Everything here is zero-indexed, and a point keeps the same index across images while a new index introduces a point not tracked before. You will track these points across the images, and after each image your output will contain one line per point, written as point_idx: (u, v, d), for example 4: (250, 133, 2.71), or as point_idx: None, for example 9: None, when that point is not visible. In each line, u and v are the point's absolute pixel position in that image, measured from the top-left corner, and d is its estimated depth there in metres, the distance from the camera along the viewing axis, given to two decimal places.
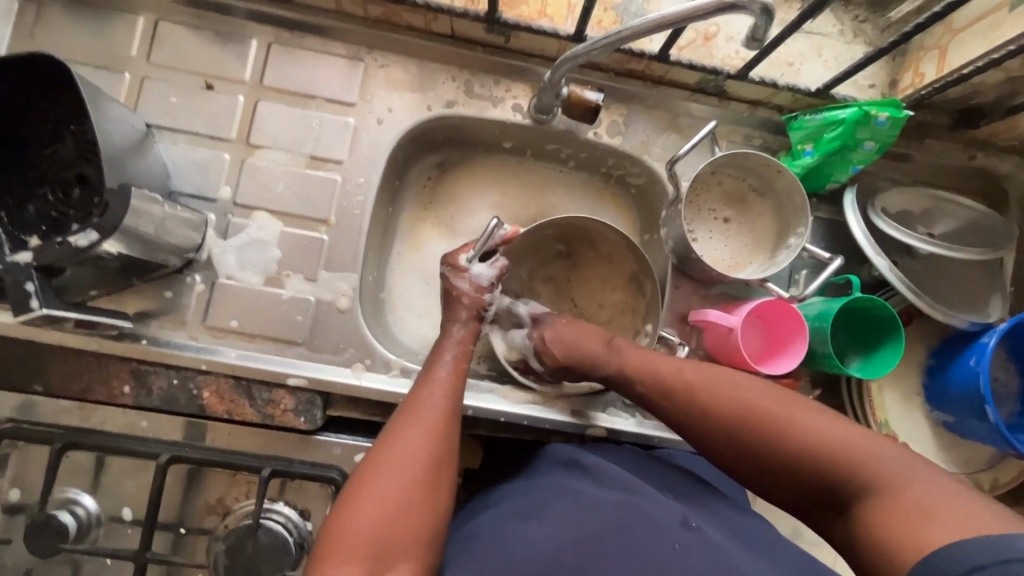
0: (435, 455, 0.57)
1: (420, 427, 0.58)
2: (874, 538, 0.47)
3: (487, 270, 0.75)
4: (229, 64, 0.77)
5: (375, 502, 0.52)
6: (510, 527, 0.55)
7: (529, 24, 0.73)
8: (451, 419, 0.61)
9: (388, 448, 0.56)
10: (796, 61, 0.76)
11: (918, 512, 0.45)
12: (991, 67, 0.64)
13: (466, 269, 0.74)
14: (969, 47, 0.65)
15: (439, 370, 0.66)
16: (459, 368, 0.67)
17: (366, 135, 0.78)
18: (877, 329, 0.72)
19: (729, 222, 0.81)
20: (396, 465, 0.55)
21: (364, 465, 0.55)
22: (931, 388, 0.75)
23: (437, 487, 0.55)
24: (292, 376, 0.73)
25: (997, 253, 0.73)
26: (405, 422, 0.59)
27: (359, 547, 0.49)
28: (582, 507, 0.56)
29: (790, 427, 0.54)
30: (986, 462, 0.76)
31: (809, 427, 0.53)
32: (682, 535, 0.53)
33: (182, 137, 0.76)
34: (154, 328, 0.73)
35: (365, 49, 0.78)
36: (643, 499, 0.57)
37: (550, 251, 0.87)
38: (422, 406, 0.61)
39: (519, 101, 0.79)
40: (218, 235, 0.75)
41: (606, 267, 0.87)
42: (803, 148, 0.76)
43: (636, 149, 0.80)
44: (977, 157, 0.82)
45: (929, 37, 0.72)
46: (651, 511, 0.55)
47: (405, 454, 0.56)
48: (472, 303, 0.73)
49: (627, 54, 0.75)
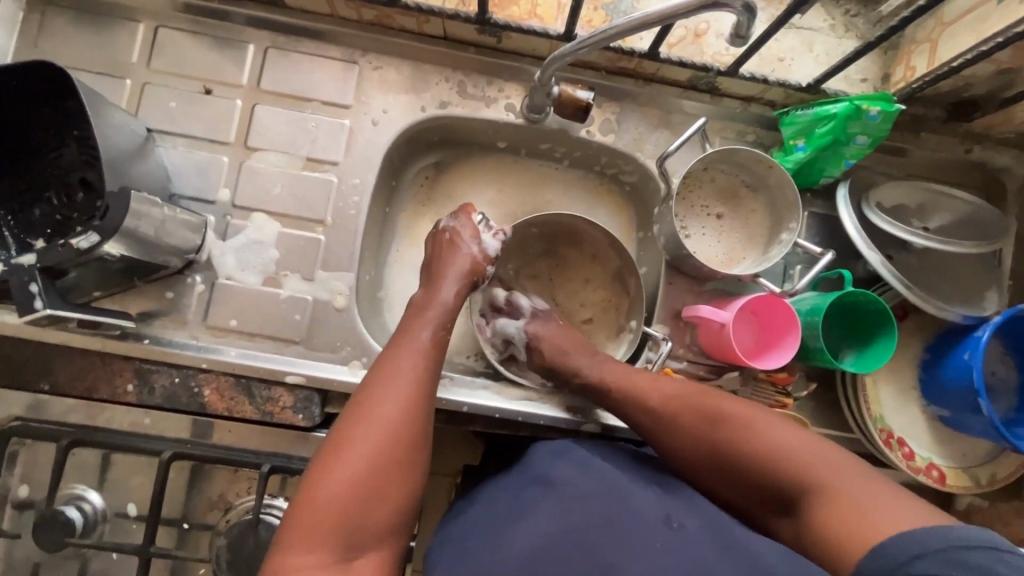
0: (410, 429, 0.58)
1: (396, 400, 0.58)
2: (824, 536, 0.49)
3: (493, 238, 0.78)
4: (226, 69, 0.78)
5: (345, 478, 0.53)
6: (498, 527, 0.57)
7: (519, 24, 0.74)
8: (427, 391, 0.61)
9: (363, 421, 0.57)
10: (788, 56, 0.76)
11: (861, 513, 0.48)
12: (981, 60, 0.64)
13: (472, 232, 0.77)
14: (959, 40, 0.65)
15: (417, 341, 0.65)
16: (438, 339, 0.66)
17: (362, 137, 0.79)
18: (871, 324, 0.72)
19: (722, 219, 0.81)
20: (371, 438, 0.55)
21: (337, 436, 0.56)
22: (927, 382, 0.75)
23: (411, 462, 0.57)
24: (289, 375, 0.74)
25: (993, 247, 0.73)
26: (380, 392, 0.59)
27: (325, 520, 0.51)
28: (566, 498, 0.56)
29: (744, 433, 0.58)
30: (985, 456, 0.75)
31: (762, 435, 0.57)
32: (663, 529, 0.52)
33: (182, 141, 0.77)
34: (156, 328, 0.75)
35: (359, 52, 0.79)
36: (626, 489, 0.57)
37: (545, 250, 0.88)
38: (398, 377, 0.60)
39: (512, 101, 0.80)
40: (217, 237, 0.76)
41: (600, 264, 0.87)
42: (795, 144, 0.76)
43: (629, 147, 0.80)
44: (973, 150, 0.82)
45: (921, 30, 0.72)
46: (634, 502, 0.55)
47: (380, 425, 0.56)
48: (476, 264, 0.75)
49: (617, 52, 0.75)
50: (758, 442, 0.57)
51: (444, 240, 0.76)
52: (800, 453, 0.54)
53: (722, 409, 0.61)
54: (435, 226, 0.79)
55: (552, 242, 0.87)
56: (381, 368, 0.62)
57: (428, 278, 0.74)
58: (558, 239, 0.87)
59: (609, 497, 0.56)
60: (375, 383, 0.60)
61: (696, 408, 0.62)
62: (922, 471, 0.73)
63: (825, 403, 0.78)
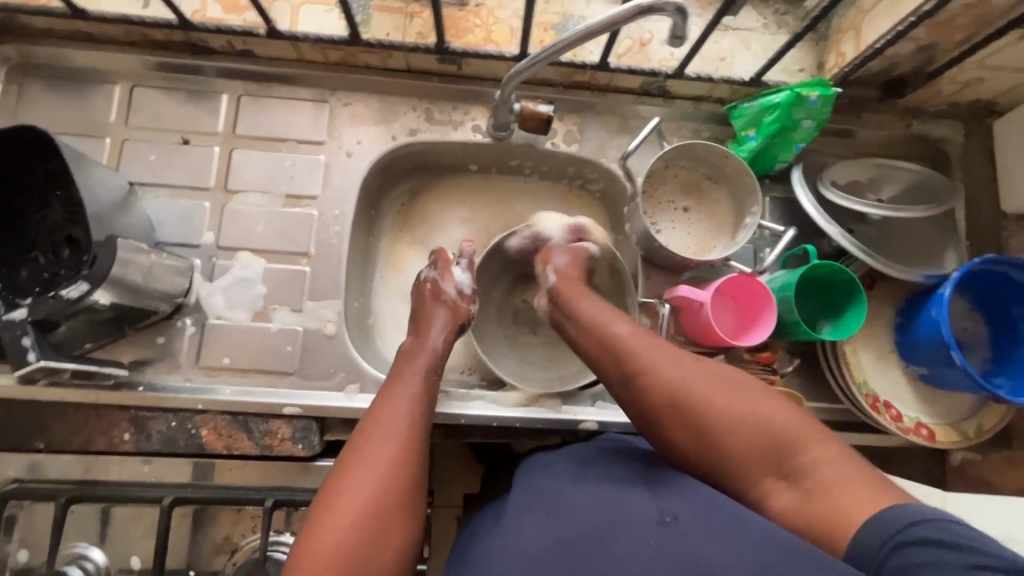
0: (406, 469, 0.58)
1: (393, 442, 0.60)
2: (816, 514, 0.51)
3: (464, 276, 0.79)
4: (203, 120, 0.82)
5: (344, 521, 0.54)
6: (496, 550, 0.55)
7: (477, 50, 0.79)
8: (421, 432, 0.62)
9: (359, 463, 0.58)
10: (728, 55, 0.82)
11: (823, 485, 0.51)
12: (900, 38, 0.69)
13: (451, 277, 0.78)
14: (878, 23, 0.71)
15: (411, 384, 0.66)
16: (431, 381, 0.68)
17: (339, 170, 0.82)
18: (843, 293, 0.74)
19: (689, 211, 0.84)
20: (367, 482, 0.56)
21: (337, 478, 0.57)
22: (903, 343, 0.77)
23: (409, 500, 0.57)
24: (287, 407, 0.75)
25: (941, 208, 0.77)
26: (375, 436, 0.60)
27: (326, 565, 0.51)
28: (555, 511, 0.56)
29: (724, 414, 0.57)
30: (972, 410, 0.77)
31: (756, 415, 0.56)
32: (654, 528, 0.52)
33: (163, 191, 0.80)
34: (150, 375, 0.75)
35: (329, 92, 0.84)
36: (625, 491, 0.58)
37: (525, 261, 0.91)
38: (390, 420, 0.62)
39: (478, 122, 0.85)
40: (205, 278, 0.78)
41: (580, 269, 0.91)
42: (747, 134, 0.81)
43: (593, 154, 0.85)
44: (912, 125, 0.88)
45: (845, 19, 0.78)
46: (626, 506, 0.55)
47: (376, 467, 0.57)
48: (457, 313, 0.76)
49: (571, 67, 0.81)
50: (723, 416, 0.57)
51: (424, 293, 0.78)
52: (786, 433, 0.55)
53: (709, 395, 0.59)
54: (416, 278, 0.81)
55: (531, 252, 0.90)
56: (377, 411, 0.63)
57: (415, 327, 0.76)
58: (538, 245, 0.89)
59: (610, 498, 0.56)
60: (371, 426, 0.61)
61: (698, 383, 0.59)
62: (911, 431, 0.75)
63: (811, 377, 0.80)
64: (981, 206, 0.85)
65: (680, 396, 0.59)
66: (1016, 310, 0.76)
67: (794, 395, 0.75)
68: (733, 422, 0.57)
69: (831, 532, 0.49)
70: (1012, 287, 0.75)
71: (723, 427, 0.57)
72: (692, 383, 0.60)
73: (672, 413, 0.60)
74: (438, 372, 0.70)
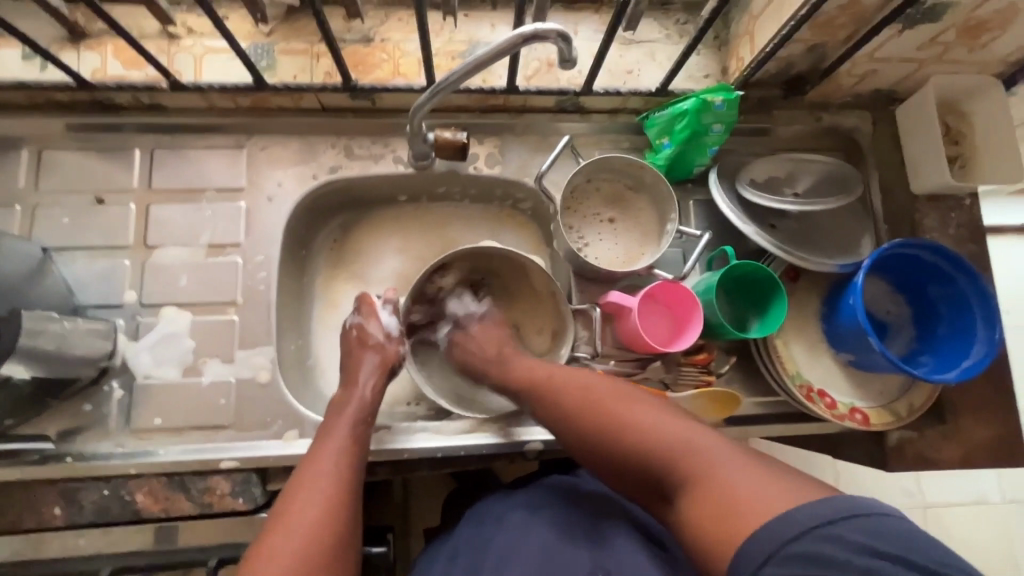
0: (331, 527, 0.57)
1: (317, 502, 0.58)
2: (704, 521, 0.49)
3: (391, 319, 0.80)
4: (116, 177, 0.80)
5: None
6: None
7: (386, 84, 0.79)
8: (350, 487, 0.62)
9: (281, 530, 0.56)
10: (635, 68, 0.84)
11: (718, 485, 0.49)
12: (789, 40, 0.72)
13: (377, 319, 0.79)
14: (768, 27, 0.74)
15: (339, 437, 0.66)
16: (362, 435, 0.68)
17: (261, 214, 0.81)
18: (764, 290, 0.77)
19: (615, 222, 0.85)
20: (289, 540, 0.55)
21: (259, 546, 0.55)
22: (830, 332, 0.79)
23: (337, 560, 0.56)
24: (223, 461, 0.72)
25: (850, 198, 0.80)
26: (302, 495, 0.59)
27: None
28: (504, 567, 0.63)
29: (628, 425, 0.58)
30: (904, 389, 0.79)
31: (653, 430, 0.56)
32: None
33: (80, 254, 0.78)
34: (79, 444, 0.73)
35: (244, 137, 0.83)
36: (559, 556, 0.62)
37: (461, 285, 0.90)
38: (316, 477, 0.61)
39: (398, 153, 0.85)
40: (129, 338, 0.77)
41: (517, 287, 0.90)
42: (661, 142, 0.83)
43: (516, 174, 0.86)
44: (821, 118, 0.90)
45: (740, 24, 0.80)
46: (569, 563, 0.62)
47: (299, 531, 0.56)
48: (386, 356, 0.76)
49: (482, 92, 0.82)
50: (631, 430, 0.57)
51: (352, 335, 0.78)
52: (674, 442, 0.54)
53: (618, 409, 0.60)
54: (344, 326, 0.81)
55: (465, 274, 0.89)
56: (303, 471, 0.62)
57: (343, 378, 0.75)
58: (474, 268, 0.88)
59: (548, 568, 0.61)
60: (297, 487, 0.60)
61: (594, 409, 0.61)
62: (846, 416, 0.77)
63: (748, 373, 0.81)
64: (895, 189, 0.88)
65: (590, 408, 0.62)
66: (932, 288, 0.78)
67: (733, 394, 0.76)
68: (639, 436, 0.56)
69: (718, 529, 0.47)
70: (925, 267, 0.77)
71: (626, 438, 0.57)
72: (586, 399, 0.63)
73: (582, 426, 0.61)
74: (368, 423, 0.69)
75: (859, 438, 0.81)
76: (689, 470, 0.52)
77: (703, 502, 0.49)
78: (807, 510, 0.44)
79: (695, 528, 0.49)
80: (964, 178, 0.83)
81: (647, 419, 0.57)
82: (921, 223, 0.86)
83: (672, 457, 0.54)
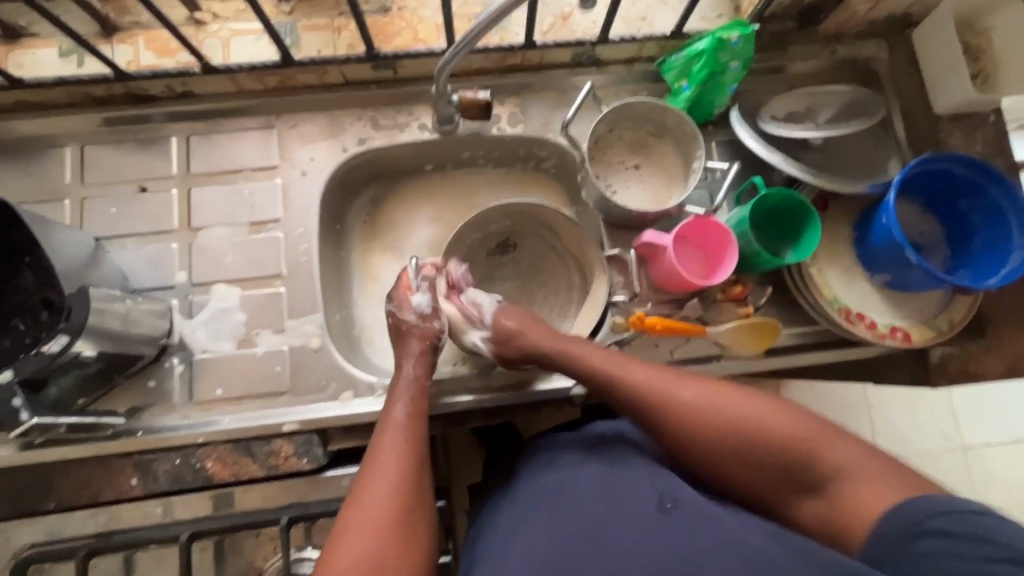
0: (399, 497, 0.61)
1: (385, 476, 0.62)
2: (831, 525, 0.58)
3: (424, 298, 0.78)
4: (156, 165, 0.84)
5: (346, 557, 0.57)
6: (505, 547, 0.64)
7: (407, 51, 0.81)
8: (416, 458, 0.65)
9: (353, 505, 0.61)
10: (648, 14, 0.85)
11: (854, 483, 0.57)
12: None
13: (410, 304, 0.78)
14: None
15: (398, 413, 0.68)
16: (417, 408, 0.69)
17: (297, 190, 0.84)
18: (796, 217, 0.78)
19: (640, 168, 0.87)
20: (372, 514, 0.60)
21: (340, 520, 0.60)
22: (865, 256, 0.80)
23: (409, 528, 0.61)
24: (285, 424, 0.76)
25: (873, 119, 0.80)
26: (372, 472, 0.63)
27: None
28: (562, 505, 0.64)
29: (750, 429, 0.61)
30: (943, 305, 0.79)
31: (773, 429, 0.61)
32: (656, 514, 0.60)
33: (129, 241, 0.81)
34: (148, 418, 0.76)
35: (274, 117, 0.86)
36: (621, 491, 0.63)
37: (490, 244, 0.91)
38: (385, 452, 0.64)
39: (423, 120, 0.87)
40: (184, 316, 0.80)
41: (542, 243, 0.92)
42: (680, 85, 0.84)
43: (538, 131, 0.87)
44: (836, 50, 0.91)
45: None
46: (630, 499, 0.62)
47: (373, 504, 0.61)
48: (423, 333, 0.76)
49: (501, 51, 0.84)
50: (756, 433, 0.61)
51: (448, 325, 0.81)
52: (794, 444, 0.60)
53: (733, 413, 0.63)
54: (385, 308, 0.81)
55: (493, 232, 0.90)
56: (374, 448, 0.65)
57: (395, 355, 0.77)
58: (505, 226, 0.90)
59: (613, 490, 0.64)
60: (368, 465, 0.64)
61: (703, 415, 0.63)
62: (886, 335, 0.78)
63: (785, 304, 0.82)
64: (917, 113, 0.89)
65: (706, 416, 0.63)
66: (964, 202, 0.78)
67: (772, 322, 0.78)
68: (769, 439, 0.61)
69: (852, 524, 0.56)
70: (955, 182, 0.78)
71: (755, 445, 0.61)
72: (701, 404, 0.64)
73: (698, 431, 0.63)
74: (424, 398, 0.71)
75: (899, 358, 0.82)
76: (822, 477, 0.59)
77: (846, 504, 0.57)
78: (925, 501, 0.53)
79: (835, 529, 0.57)
80: (990, 92, 0.83)
81: (762, 417, 0.62)
82: (946, 144, 0.86)
83: (802, 454, 0.60)
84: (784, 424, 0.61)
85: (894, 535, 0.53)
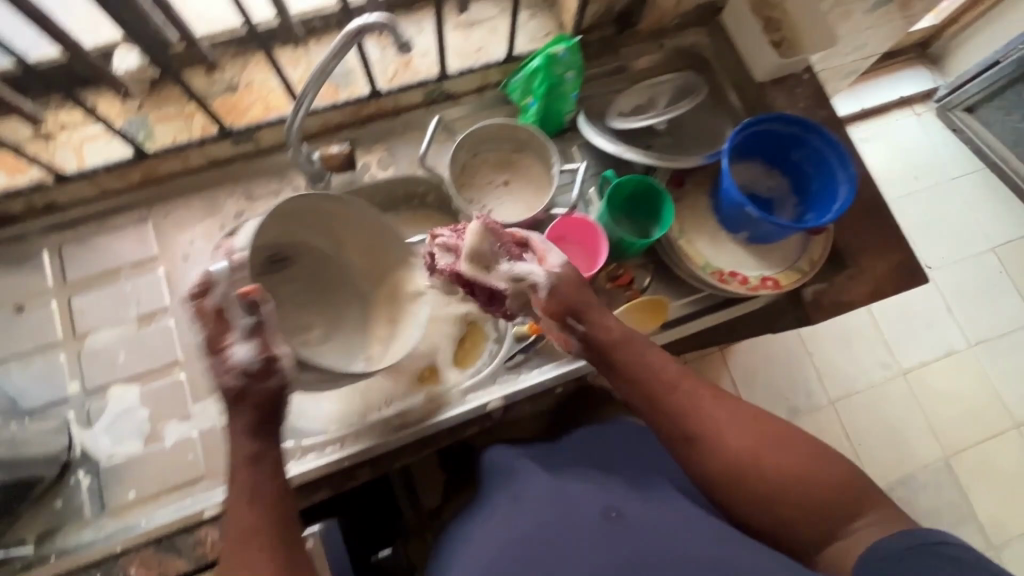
0: None
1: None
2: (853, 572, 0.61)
3: (247, 353, 0.63)
4: (30, 282, 0.82)
5: None
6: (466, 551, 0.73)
7: (261, 121, 0.84)
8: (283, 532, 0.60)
9: None
10: (484, 44, 0.91)
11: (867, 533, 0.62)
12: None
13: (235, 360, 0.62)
14: None
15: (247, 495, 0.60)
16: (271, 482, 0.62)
17: (180, 276, 0.84)
18: (650, 197, 0.84)
19: (510, 183, 0.91)
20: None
21: None
22: (723, 220, 0.87)
23: None
24: (206, 510, 0.74)
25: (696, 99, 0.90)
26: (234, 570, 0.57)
27: None
28: (523, 510, 0.73)
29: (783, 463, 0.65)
30: (803, 247, 0.87)
31: (806, 473, 0.65)
32: (602, 519, 0.69)
33: (12, 364, 0.79)
34: (61, 540, 0.73)
35: (145, 210, 0.86)
36: (572, 497, 0.73)
37: (263, 261, 0.81)
38: (243, 551, 0.57)
39: (296, 183, 0.90)
40: (83, 427, 0.78)
41: (316, 252, 0.84)
42: (528, 101, 0.91)
43: (408, 170, 0.91)
44: (661, 43, 1.00)
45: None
46: (580, 503, 0.72)
47: None
48: (258, 396, 0.63)
49: (353, 104, 0.88)
50: (790, 471, 0.65)
51: (505, 240, 0.74)
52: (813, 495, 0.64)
53: (773, 452, 0.66)
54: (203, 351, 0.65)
55: (263, 246, 0.80)
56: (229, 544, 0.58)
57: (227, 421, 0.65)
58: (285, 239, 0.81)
59: (563, 496, 0.73)
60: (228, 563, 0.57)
61: (740, 455, 0.66)
62: (759, 286, 0.84)
63: (667, 279, 0.88)
64: (744, 85, 0.98)
65: (750, 451, 0.66)
66: (795, 154, 0.86)
67: (657, 297, 0.84)
68: (802, 480, 0.65)
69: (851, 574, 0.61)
70: (783, 137, 0.86)
71: (784, 481, 0.65)
72: (745, 437, 0.67)
73: (737, 458, 0.66)
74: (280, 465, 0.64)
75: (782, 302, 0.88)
76: (840, 522, 0.63)
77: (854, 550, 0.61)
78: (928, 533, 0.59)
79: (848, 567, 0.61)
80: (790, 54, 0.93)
81: (802, 471, 0.65)
82: (774, 106, 0.96)
83: (829, 500, 0.64)
84: (818, 470, 0.65)
85: (896, 549, 0.59)
